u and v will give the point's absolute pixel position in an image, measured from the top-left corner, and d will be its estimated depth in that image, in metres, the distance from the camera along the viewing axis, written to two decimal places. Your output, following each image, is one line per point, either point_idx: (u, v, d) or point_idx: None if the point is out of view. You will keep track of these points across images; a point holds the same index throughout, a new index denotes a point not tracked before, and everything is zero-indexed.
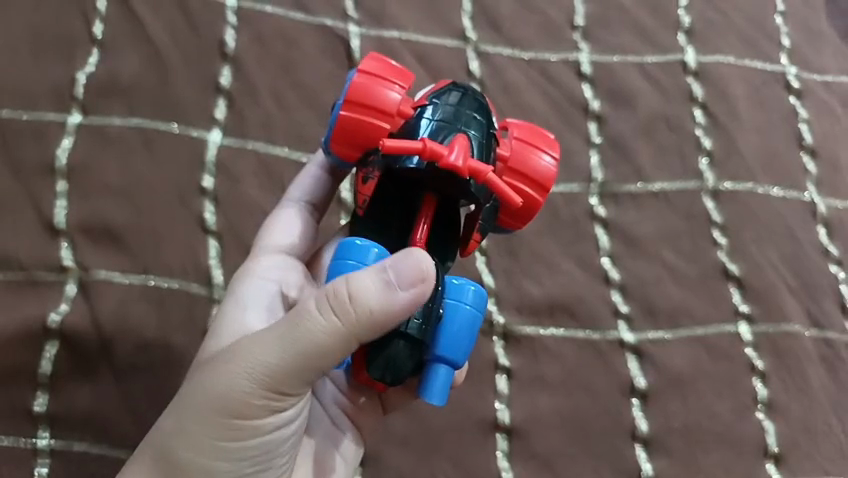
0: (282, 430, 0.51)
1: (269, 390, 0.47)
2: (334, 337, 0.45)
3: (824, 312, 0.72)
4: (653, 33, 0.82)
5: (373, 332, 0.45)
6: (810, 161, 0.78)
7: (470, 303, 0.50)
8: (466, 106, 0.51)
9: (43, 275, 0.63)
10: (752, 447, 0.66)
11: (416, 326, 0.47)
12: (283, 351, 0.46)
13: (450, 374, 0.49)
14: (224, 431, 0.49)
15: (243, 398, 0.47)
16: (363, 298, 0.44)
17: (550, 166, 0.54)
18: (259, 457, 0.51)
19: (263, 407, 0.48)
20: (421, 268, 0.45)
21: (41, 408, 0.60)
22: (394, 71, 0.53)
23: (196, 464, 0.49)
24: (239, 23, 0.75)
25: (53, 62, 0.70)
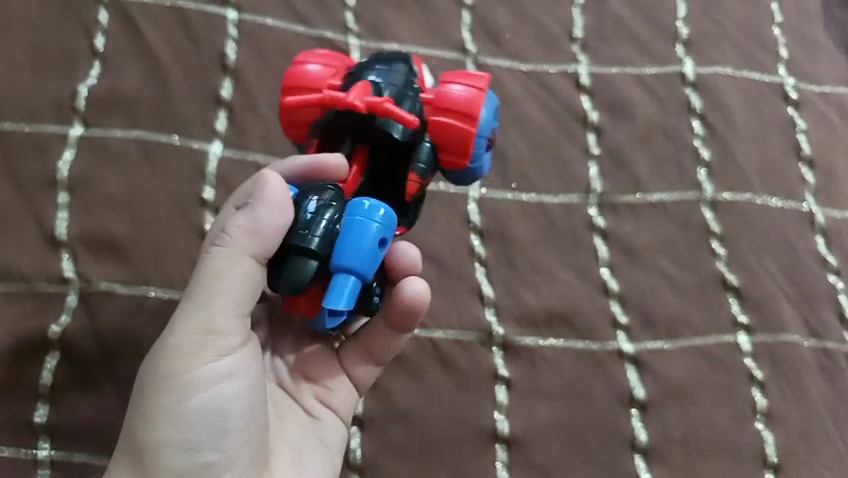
0: (224, 383, 0.52)
1: (194, 337, 0.50)
2: (228, 261, 0.50)
3: (822, 321, 0.72)
4: (652, 45, 0.83)
5: (259, 243, 0.48)
6: (807, 171, 0.78)
7: (377, 220, 0.49)
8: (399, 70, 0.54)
9: (44, 287, 0.64)
10: (750, 456, 0.65)
11: (311, 238, 0.48)
12: (194, 296, 0.51)
13: (354, 284, 0.48)
14: (172, 393, 0.51)
15: (175, 352, 0.51)
16: (236, 221, 0.50)
17: (476, 98, 0.54)
18: (212, 416, 0.52)
19: (197, 358, 0.51)
20: (272, 178, 0.49)
21: (41, 419, 0.61)
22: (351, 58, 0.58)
23: (154, 437, 0.51)
24: (240, 36, 0.76)
25: (55, 75, 0.71)
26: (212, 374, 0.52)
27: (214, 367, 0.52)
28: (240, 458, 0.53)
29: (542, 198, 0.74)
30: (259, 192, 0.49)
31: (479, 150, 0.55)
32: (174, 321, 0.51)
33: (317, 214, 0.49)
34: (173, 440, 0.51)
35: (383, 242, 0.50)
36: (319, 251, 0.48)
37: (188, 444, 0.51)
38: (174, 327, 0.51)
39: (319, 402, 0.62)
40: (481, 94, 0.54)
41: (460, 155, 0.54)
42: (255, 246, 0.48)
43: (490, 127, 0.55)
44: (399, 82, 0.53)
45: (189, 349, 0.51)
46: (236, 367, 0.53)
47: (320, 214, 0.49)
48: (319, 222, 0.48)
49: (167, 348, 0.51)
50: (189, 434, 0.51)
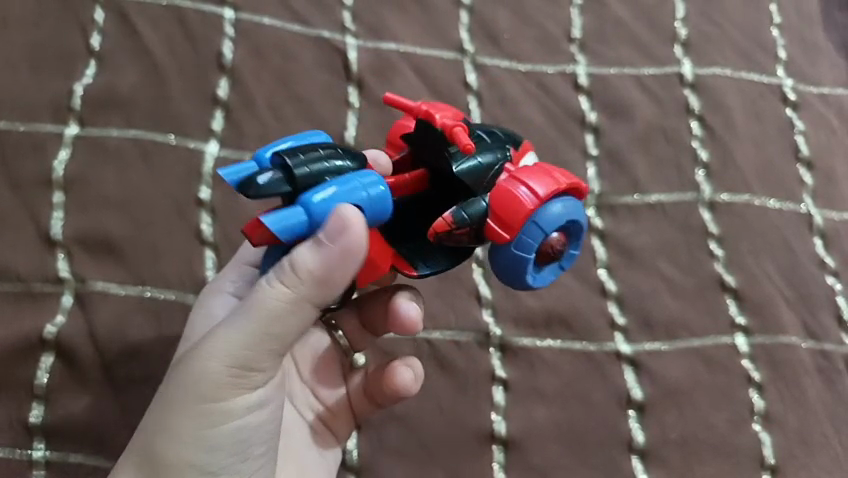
0: (255, 411, 0.53)
1: (234, 371, 0.49)
2: (295, 302, 0.47)
3: (820, 323, 0.72)
4: (651, 46, 0.82)
5: (322, 290, 0.47)
6: (806, 172, 0.78)
7: (369, 192, 0.45)
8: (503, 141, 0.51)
9: (40, 287, 0.63)
10: (748, 458, 0.65)
11: (301, 170, 0.44)
12: (250, 326, 0.48)
13: (301, 223, 0.43)
14: (205, 418, 0.50)
15: (212, 382, 0.49)
16: (302, 263, 0.45)
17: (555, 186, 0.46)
18: (242, 443, 0.53)
19: (231, 388, 0.50)
20: (355, 212, 0.43)
21: (36, 419, 0.60)
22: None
23: (182, 460, 0.50)
24: (237, 35, 0.75)
25: (51, 74, 0.70)
26: (249, 407, 0.52)
27: (248, 397, 0.52)
28: None
29: None
30: (339, 235, 0.43)
31: (528, 241, 0.46)
32: (212, 344, 0.48)
33: (326, 158, 0.46)
34: (202, 463, 0.51)
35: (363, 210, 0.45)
36: (302, 182, 0.44)
37: (211, 467, 0.51)
38: (213, 354, 0.48)
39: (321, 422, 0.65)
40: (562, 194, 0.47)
41: (504, 228, 0.45)
42: (315, 295, 0.47)
43: (556, 225, 0.46)
44: (499, 146, 0.50)
45: (224, 379, 0.49)
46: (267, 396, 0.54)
47: (325, 159, 0.45)
48: (317, 165, 0.45)
49: (200, 372, 0.49)
50: (217, 460, 0.51)
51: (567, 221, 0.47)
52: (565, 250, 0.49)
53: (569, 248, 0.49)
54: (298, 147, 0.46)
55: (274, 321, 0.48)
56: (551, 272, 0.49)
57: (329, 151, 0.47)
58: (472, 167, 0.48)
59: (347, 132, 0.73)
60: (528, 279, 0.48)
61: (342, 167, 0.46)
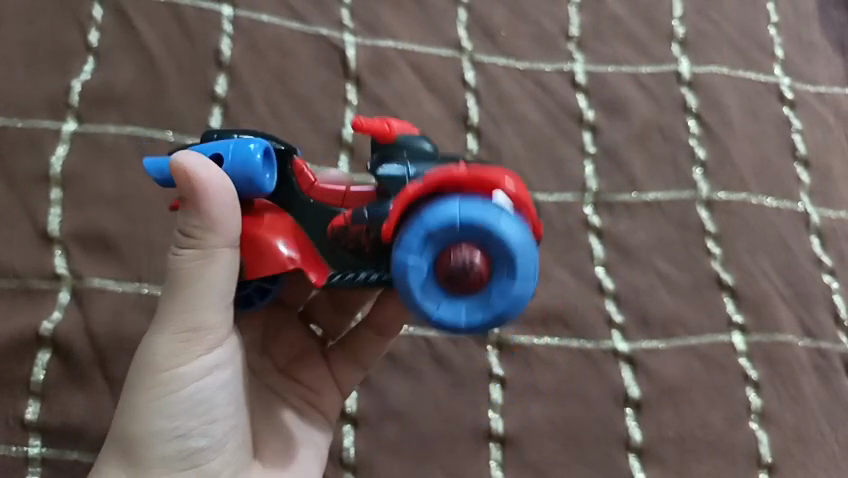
0: (214, 374, 0.53)
1: (179, 336, 0.50)
2: (203, 254, 0.47)
3: (817, 321, 0.71)
4: (648, 44, 0.83)
5: (215, 228, 0.47)
6: (803, 171, 0.78)
7: (234, 150, 0.48)
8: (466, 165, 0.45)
9: (36, 283, 0.63)
10: (745, 456, 0.65)
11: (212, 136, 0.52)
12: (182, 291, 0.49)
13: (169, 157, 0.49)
14: (160, 388, 0.51)
15: (159, 350, 0.50)
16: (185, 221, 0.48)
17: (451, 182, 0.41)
18: (203, 408, 0.52)
19: (181, 355, 0.50)
20: (190, 158, 0.46)
21: (32, 416, 0.60)
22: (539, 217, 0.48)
23: (145, 428, 0.51)
24: (235, 32, 0.75)
25: (49, 71, 0.70)
26: (205, 369, 0.52)
27: (203, 360, 0.52)
28: (231, 442, 0.55)
29: (538, 197, 0.74)
30: (183, 181, 0.46)
31: (410, 238, 0.41)
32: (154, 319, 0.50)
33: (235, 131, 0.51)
34: (164, 430, 0.51)
35: (218, 158, 0.49)
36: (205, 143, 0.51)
37: (177, 431, 0.52)
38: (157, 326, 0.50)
39: (307, 403, 0.63)
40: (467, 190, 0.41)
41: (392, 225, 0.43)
42: (215, 236, 0.47)
43: (442, 225, 0.40)
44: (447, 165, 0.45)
45: (172, 347, 0.50)
46: (225, 358, 0.53)
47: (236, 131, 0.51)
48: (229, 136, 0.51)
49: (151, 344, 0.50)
50: (180, 423, 0.52)
51: (468, 231, 0.40)
52: (489, 276, 0.41)
53: (498, 279, 0.41)
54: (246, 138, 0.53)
55: (204, 281, 0.48)
56: (476, 309, 0.41)
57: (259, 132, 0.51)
58: (397, 174, 0.45)
59: (345, 130, 0.73)
60: (433, 304, 0.41)
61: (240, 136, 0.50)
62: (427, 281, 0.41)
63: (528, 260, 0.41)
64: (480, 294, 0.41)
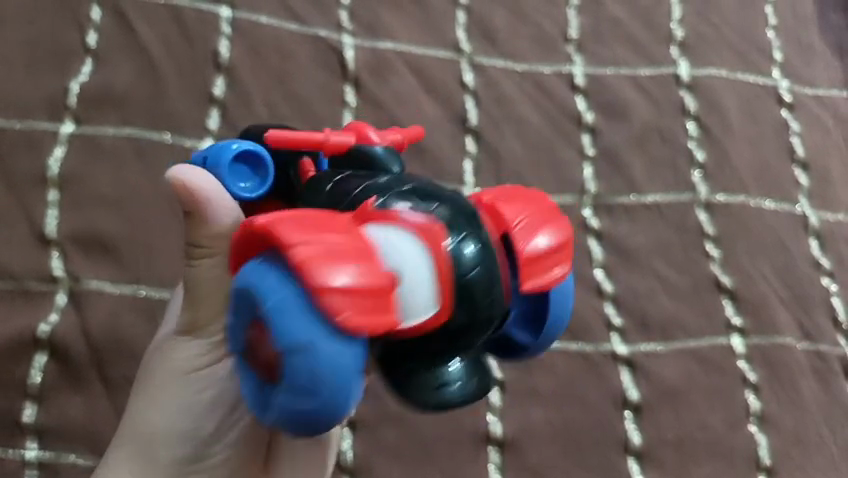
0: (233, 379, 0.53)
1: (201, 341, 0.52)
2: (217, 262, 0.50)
3: (815, 324, 0.71)
4: (647, 47, 0.83)
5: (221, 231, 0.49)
6: (801, 173, 0.78)
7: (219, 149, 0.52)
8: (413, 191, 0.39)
9: (34, 286, 0.63)
10: (744, 459, 0.65)
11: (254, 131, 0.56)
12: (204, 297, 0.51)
13: None
14: (180, 388, 0.53)
15: (182, 353, 0.53)
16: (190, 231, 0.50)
17: (294, 227, 0.33)
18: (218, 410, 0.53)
19: (201, 358, 0.52)
20: (183, 170, 0.49)
21: (29, 419, 0.60)
22: (562, 261, 0.40)
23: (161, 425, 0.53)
24: (233, 34, 0.75)
25: (47, 72, 0.70)
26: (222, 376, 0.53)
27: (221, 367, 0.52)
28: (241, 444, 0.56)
29: None
30: (184, 193, 0.49)
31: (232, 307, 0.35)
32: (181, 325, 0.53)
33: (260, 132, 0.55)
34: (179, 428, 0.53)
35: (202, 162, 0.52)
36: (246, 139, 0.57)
37: (191, 430, 0.53)
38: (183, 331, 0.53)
39: None
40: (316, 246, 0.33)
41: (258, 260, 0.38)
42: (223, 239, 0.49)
43: (245, 298, 0.34)
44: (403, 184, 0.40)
45: (194, 351, 0.52)
46: None
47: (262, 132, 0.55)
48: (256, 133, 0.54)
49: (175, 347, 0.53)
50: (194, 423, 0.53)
51: (263, 313, 0.33)
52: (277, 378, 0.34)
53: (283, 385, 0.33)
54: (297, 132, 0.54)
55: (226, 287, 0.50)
56: (255, 399, 0.35)
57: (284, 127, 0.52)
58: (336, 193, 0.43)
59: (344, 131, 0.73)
60: (246, 387, 0.36)
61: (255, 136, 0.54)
62: (241, 359, 0.36)
63: (336, 378, 0.33)
64: (268, 392, 0.35)
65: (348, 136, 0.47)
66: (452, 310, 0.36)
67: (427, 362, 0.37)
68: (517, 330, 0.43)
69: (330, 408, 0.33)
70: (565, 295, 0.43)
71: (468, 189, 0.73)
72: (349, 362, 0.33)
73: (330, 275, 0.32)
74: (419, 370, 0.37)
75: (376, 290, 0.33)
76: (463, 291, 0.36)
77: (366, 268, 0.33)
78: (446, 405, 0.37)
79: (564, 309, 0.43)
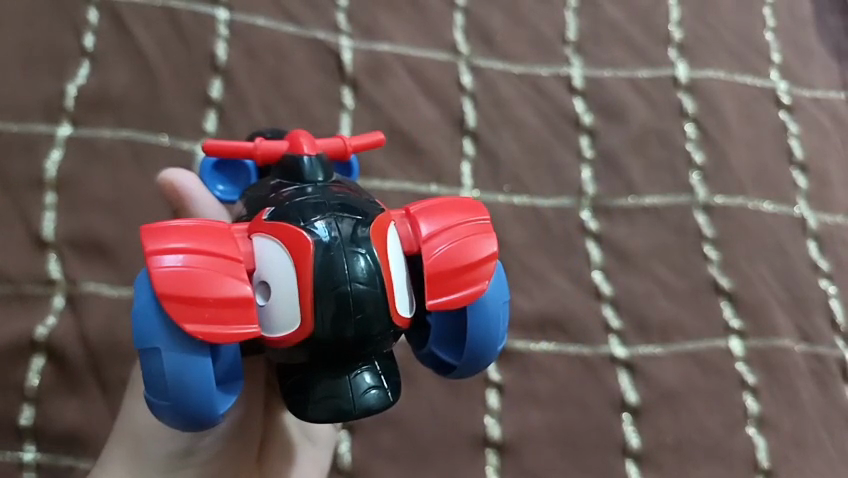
0: None
1: None
2: None
3: (814, 326, 0.71)
4: (644, 49, 0.82)
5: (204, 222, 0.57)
6: (799, 175, 0.78)
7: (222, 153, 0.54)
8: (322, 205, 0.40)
9: (31, 289, 0.63)
10: (742, 461, 0.65)
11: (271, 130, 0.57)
12: None
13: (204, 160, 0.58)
14: None
15: None
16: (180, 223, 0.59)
17: (166, 234, 0.37)
18: None
19: None
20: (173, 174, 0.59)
21: (27, 421, 0.60)
22: (471, 281, 0.41)
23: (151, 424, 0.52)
24: (230, 36, 0.75)
25: (44, 75, 0.70)
26: None
27: None
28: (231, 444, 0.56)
29: (534, 201, 0.74)
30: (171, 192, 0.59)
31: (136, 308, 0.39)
32: None
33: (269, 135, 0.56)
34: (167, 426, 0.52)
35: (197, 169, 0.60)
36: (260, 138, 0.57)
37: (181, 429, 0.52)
38: None
39: None
40: (174, 258, 0.37)
41: None
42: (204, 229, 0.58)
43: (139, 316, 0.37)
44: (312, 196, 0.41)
45: None
46: None
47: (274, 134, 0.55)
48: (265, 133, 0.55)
49: None
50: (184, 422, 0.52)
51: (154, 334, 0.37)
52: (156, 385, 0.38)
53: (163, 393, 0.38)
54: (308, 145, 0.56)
55: None
56: None
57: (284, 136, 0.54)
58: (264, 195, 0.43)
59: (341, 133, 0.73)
60: None
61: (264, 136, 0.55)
62: None
63: (191, 384, 0.37)
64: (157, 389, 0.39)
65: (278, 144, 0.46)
66: (324, 319, 0.38)
67: (321, 372, 0.40)
68: (445, 351, 0.44)
69: (193, 408, 0.37)
70: (494, 321, 0.43)
71: (466, 192, 0.73)
72: (195, 369, 0.37)
73: (175, 288, 0.36)
74: (315, 380, 0.40)
75: (214, 302, 0.37)
76: (342, 301, 0.38)
77: (203, 282, 0.37)
78: (339, 417, 0.39)
79: (492, 333, 0.43)
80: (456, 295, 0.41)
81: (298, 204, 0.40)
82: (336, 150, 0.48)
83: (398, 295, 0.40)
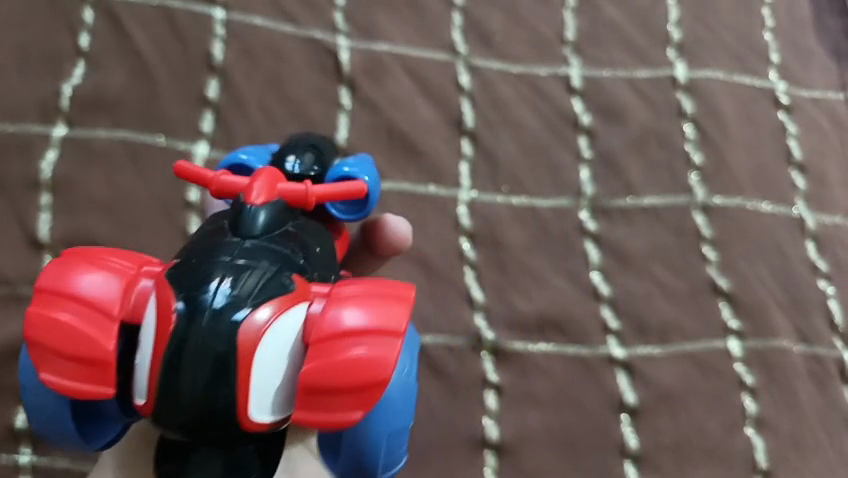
0: None
1: None
2: None
3: (813, 327, 0.71)
4: (643, 49, 0.82)
5: None
6: (797, 176, 0.78)
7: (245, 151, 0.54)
8: (231, 268, 0.39)
9: (27, 290, 0.62)
10: (741, 462, 0.65)
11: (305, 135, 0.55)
12: None
13: None
14: None
15: None
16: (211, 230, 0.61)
17: (78, 275, 0.39)
18: None
19: None
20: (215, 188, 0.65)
21: (23, 424, 0.59)
22: (355, 398, 0.37)
23: None
24: (227, 36, 0.75)
25: (40, 75, 0.69)
26: None
27: None
28: None
29: (533, 202, 0.73)
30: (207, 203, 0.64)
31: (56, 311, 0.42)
32: None
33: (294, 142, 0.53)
34: None
35: None
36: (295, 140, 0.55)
37: None
38: None
39: None
40: (64, 311, 0.39)
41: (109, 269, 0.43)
42: None
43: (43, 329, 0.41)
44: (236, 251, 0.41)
45: None
46: None
47: (305, 142, 0.53)
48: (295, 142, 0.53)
49: None
50: None
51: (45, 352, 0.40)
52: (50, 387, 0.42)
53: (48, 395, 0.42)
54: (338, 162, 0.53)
55: None
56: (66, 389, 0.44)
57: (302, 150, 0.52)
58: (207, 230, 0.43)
59: (338, 134, 0.73)
60: None
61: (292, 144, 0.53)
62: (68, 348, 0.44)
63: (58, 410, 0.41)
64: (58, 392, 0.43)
65: (234, 182, 0.45)
66: (193, 393, 0.37)
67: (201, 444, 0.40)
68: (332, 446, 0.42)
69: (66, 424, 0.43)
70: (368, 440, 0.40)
71: (465, 192, 0.72)
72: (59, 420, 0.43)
73: (45, 342, 0.38)
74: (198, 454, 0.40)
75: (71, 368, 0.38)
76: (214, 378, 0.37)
77: (77, 335, 0.38)
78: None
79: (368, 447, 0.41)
80: (329, 410, 0.37)
81: (200, 268, 0.39)
82: (297, 196, 0.45)
83: (263, 391, 0.39)
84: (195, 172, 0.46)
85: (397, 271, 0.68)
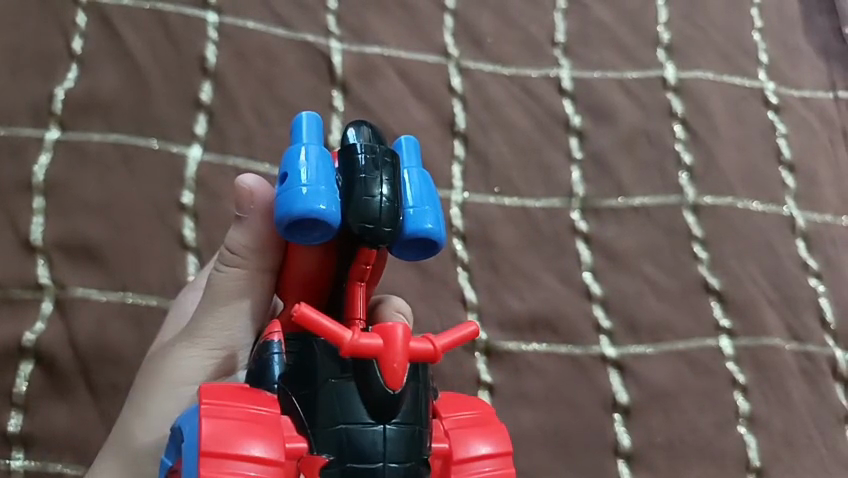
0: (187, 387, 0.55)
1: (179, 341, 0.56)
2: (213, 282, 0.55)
3: (804, 325, 0.72)
4: (633, 50, 0.83)
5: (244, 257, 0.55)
6: (788, 175, 0.78)
7: (306, 181, 0.43)
8: (369, 434, 0.40)
9: (19, 294, 0.62)
10: (734, 461, 0.65)
11: (355, 144, 0.46)
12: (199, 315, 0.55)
13: (295, 132, 0.47)
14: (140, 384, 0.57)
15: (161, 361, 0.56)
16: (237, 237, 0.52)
17: (223, 418, 0.39)
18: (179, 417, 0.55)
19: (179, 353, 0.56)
20: (253, 182, 0.50)
21: (15, 428, 0.59)
22: None
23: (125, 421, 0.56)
24: (220, 39, 0.75)
25: (32, 79, 0.70)
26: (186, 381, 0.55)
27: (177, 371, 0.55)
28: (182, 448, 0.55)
29: (525, 202, 0.74)
30: (247, 205, 0.51)
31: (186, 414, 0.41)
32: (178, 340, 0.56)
33: (361, 171, 0.44)
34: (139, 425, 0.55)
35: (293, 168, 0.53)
36: (343, 147, 0.46)
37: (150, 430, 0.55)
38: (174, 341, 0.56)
39: None
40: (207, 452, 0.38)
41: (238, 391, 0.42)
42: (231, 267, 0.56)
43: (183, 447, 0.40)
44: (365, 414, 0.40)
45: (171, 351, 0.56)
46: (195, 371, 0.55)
47: (375, 167, 0.45)
48: (357, 172, 0.44)
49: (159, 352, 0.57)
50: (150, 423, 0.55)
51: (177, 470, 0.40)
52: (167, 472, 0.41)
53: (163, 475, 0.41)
54: (401, 186, 0.46)
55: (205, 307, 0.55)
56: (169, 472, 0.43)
57: (378, 199, 0.44)
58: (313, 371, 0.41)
59: (331, 136, 0.73)
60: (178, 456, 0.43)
61: (361, 173, 0.44)
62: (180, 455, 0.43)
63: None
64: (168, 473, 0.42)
65: (364, 345, 0.40)
66: None
67: None
68: None
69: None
70: None
71: (457, 193, 0.73)
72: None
73: None
74: None
75: None
76: None
77: None
78: None
79: None
80: None
81: (331, 432, 0.40)
82: (426, 355, 0.42)
83: None
84: (321, 324, 0.40)
85: (390, 272, 0.68)
